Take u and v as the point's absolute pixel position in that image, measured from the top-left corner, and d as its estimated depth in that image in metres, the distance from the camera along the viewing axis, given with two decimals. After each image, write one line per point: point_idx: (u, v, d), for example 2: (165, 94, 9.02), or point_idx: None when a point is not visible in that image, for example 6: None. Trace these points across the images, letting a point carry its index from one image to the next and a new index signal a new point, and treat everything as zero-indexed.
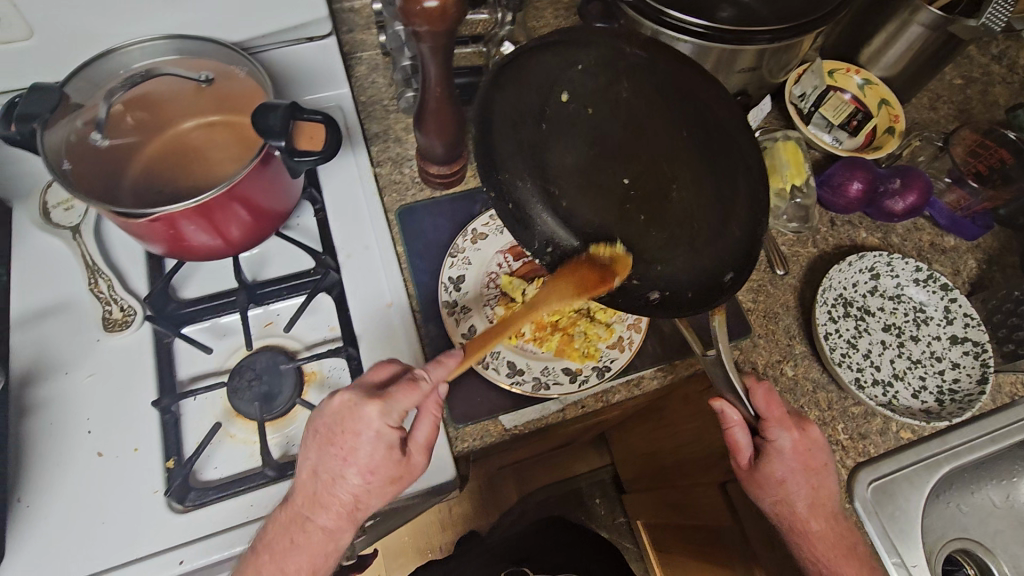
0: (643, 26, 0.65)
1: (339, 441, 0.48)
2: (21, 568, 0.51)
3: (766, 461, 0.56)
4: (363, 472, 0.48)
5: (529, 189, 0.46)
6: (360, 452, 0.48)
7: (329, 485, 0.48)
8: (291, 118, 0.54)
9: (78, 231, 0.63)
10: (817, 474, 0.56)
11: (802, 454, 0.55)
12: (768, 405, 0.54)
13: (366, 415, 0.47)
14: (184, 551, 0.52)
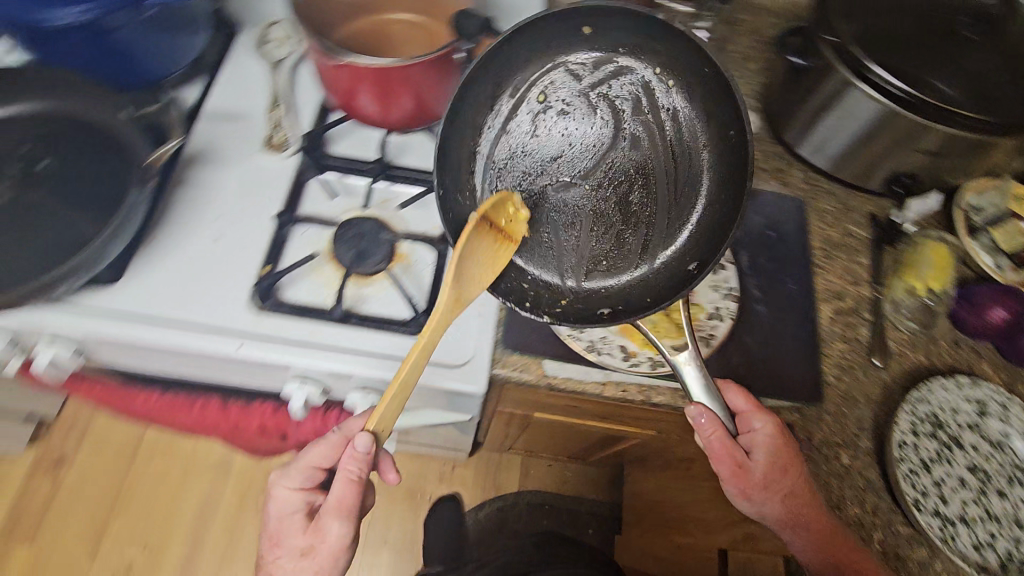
0: (836, 73, 0.64)
1: (274, 528, 0.63)
2: (129, 294, 0.60)
3: (751, 466, 0.56)
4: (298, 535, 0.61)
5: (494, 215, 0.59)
6: (277, 518, 0.63)
7: (289, 539, 0.61)
8: (480, 34, 0.60)
9: (279, 65, 0.73)
10: (795, 480, 0.57)
11: (777, 452, 0.57)
12: (741, 402, 0.58)
13: (280, 495, 0.63)
14: (246, 340, 0.59)
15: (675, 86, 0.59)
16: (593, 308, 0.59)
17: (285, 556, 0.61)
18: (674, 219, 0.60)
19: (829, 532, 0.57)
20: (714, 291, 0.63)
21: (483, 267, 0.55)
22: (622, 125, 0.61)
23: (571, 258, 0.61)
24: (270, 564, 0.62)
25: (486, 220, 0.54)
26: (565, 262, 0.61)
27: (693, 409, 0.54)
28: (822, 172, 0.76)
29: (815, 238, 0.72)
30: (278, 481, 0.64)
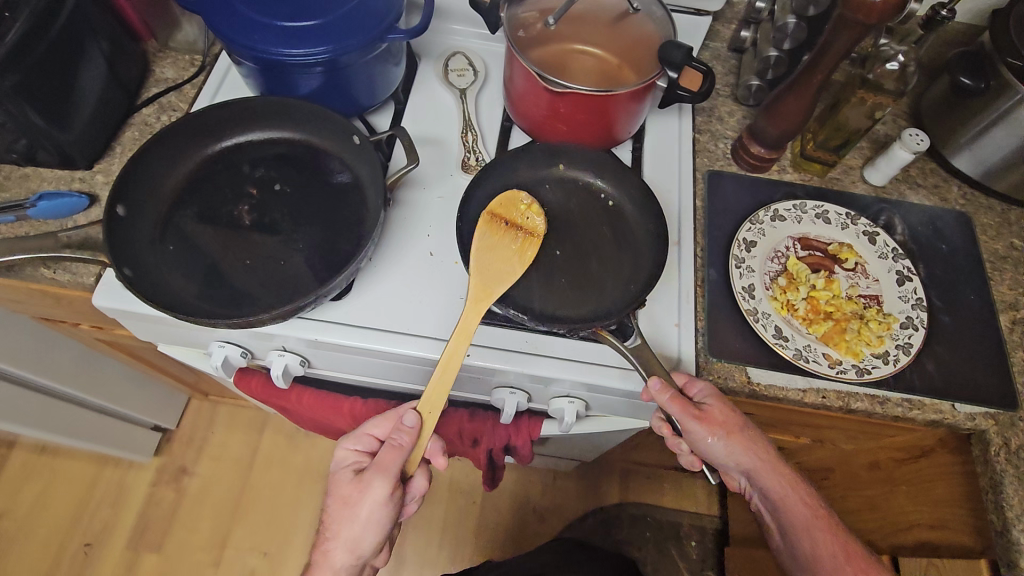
0: (1013, 91, 0.68)
1: (334, 479, 0.63)
2: (360, 305, 0.64)
3: (718, 432, 0.59)
4: (350, 491, 0.60)
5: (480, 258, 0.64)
6: (341, 472, 0.62)
7: (340, 501, 0.60)
8: (684, 63, 0.65)
9: (464, 94, 0.78)
10: (744, 426, 0.61)
11: (720, 402, 0.60)
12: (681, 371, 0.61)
13: (340, 457, 0.65)
14: (471, 348, 0.63)
15: (617, 199, 0.70)
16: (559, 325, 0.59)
17: (336, 510, 0.60)
18: (624, 270, 0.65)
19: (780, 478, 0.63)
20: (903, 301, 0.66)
21: (496, 269, 0.62)
22: (560, 313, 0.62)
23: (552, 302, 0.63)
24: (328, 512, 0.61)
25: (504, 221, 0.65)
26: (537, 303, 0.63)
27: (656, 381, 0.56)
28: (982, 187, 0.78)
29: (983, 251, 0.74)
30: (342, 443, 0.64)
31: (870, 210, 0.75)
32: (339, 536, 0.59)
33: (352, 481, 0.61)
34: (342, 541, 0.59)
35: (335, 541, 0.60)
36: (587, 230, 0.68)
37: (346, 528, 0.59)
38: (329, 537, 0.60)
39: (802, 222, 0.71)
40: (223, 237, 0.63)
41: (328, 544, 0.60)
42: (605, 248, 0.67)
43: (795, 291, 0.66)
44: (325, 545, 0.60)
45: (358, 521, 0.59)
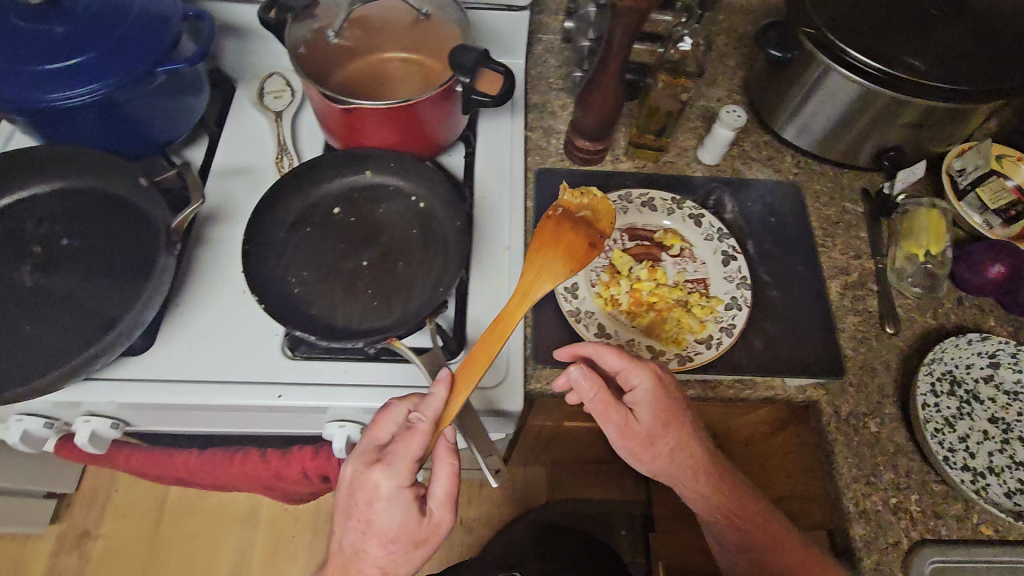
0: (815, 61, 0.68)
1: (365, 507, 0.53)
2: (166, 358, 0.61)
3: (631, 419, 0.60)
4: (392, 520, 0.53)
5: (286, 281, 0.63)
6: (380, 507, 0.52)
7: (365, 528, 0.54)
8: (477, 67, 0.62)
9: (280, 116, 0.75)
10: (672, 415, 0.59)
11: (660, 398, 0.58)
12: (618, 360, 0.56)
13: (372, 482, 0.52)
14: (284, 389, 0.60)
15: (427, 200, 0.69)
16: (356, 342, 0.58)
17: (372, 539, 0.54)
18: (432, 277, 0.65)
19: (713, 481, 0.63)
20: (728, 283, 0.66)
21: (561, 268, 0.61)
22: (365, 327, 0.61)
23: (356, 316, 0.62)
24: (350, 532, 0.55)
25: (561, 211, 0.64)
26: (340, 319, 0.61)
27: (452, 431, 0.55)
28: (812, 155, 0.79)
29: (814, 219, 0.75)
30: (374, 472, 0.52)
31: (702, 191, 0.75)
32: (372, 556, 0.54)
33: (368, 504, 0.53)
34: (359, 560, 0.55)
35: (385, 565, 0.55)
36: (397, 237, 0.67)
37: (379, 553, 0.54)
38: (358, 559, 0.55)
39: (628, 213, 0.70)
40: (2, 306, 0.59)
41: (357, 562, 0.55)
42: (423, 265, 0.65)
43: (618, 286, 0.65)
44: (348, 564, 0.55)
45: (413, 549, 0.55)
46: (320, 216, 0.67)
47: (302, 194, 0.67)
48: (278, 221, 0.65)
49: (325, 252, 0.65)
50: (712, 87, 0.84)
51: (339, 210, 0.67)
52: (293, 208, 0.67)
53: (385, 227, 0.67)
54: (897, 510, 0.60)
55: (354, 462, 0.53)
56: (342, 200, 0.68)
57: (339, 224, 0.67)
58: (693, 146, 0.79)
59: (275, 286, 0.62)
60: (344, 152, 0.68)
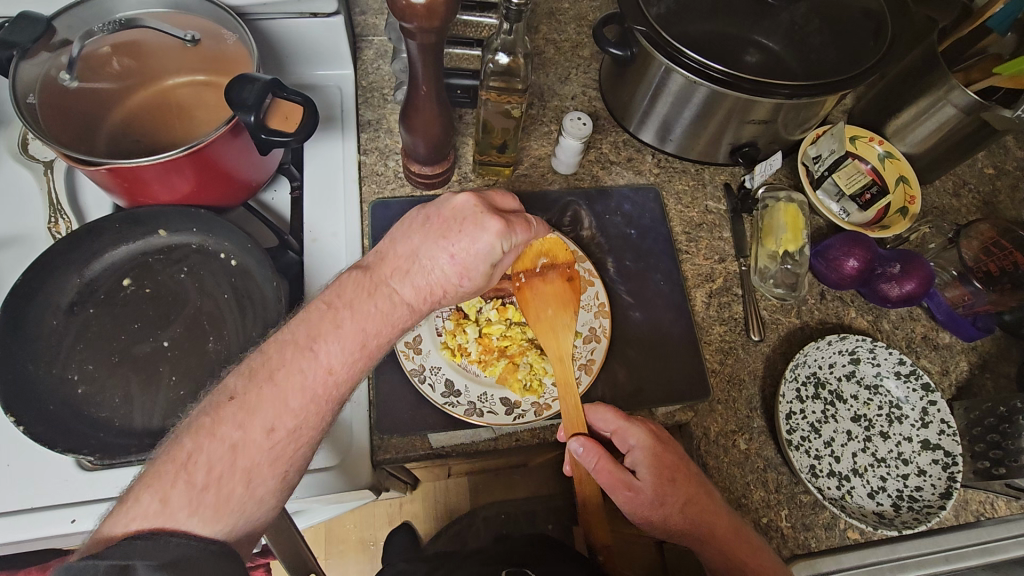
0: (654, 58, 0.62)
1: (430, 255, 0.47)
2: None
3: (638, 489, 0.53)
4: (457, 270, 0.47)
5: (65, 381, 0.52)
6: (471, 253, 0.46)
7: (424, 271, 0.47)
8: (262, 100, 0.52)
9: (52, 166, 0.62)
10: (685, 478, 0.54)
11: (661, 470, 0.53)
12: (610, 419, 0.54)
13: (486, 226, 0.46)
14: (78, 511, 0.50)
15: (238, 256, 0.58)
16: (148, 451, 0.49)
17: (323, 386, 0.43)
18: (247, 351, 0.55)
19: (732, 531, 0.52)
20: (584, 312, 0.61)
21: (560, 318, 0.58)
22: (168, 425, 0.52)
23: (156, 412, 0.52)
24: (355, 305, 0.45)
25: (524, 276, 0.59)
26: (136, 419, 0.52)
27: (577, 444, 0.52)
28: (672, 153, 0.75)
29: (675, 224, 0.72)
30: (489, 217, 0.47)
31: (556, 208, 0.69)
32: (331, 348, 0.44)
33: (363, 345, 0.45)
34: (311, 381, 0.43)
35: (237, 441, 0.41)
36: (204, 305, 0.57)
37: (343, 353, 0.44)
38: (349, 314, 0.45)
39: None
40: None
41: (247, 429, 0.41)
42: (237, 337, 0.56)
43: (464, 333, 0.58)
44: (350, 303, 0.45)
45: (331, 403, 0.44)
46: (106, 291, 0.57)
47: (79, 268, 0.56)
48: (50, 306, 0.55)
49: (114, 339, 0.55)
50: (566, 83, 0.78)
51: (129, 281, 0.57)
52: (70, 287, 0.56)
53: (189, 295, 0.57)
54: (769, 529, 0.59)
55: (463, 201, 0.48)
56: (135, 268, 0.58)
57: (129, 297, 0.57)
58: (548, 152, 0.73)
59: (50, 389, 0.51)
60: (123, 212, 0.57)
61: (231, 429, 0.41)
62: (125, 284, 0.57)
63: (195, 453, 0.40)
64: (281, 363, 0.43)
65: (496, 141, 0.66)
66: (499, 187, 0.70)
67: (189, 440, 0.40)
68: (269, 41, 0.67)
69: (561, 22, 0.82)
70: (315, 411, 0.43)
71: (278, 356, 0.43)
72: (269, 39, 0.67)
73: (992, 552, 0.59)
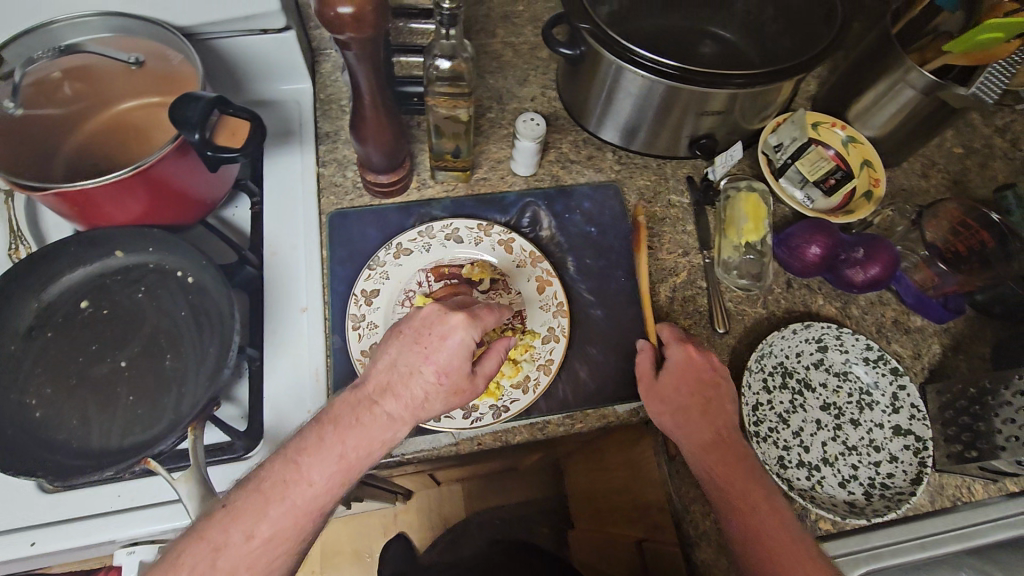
0: (605, 57, 0.62)
1: (410, 362, 0.47)
2: None
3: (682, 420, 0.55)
4: (438, 372, 0.47)
5: (21, 406, 0.52)
6: (445, 352, 0.47)
7: (405, 379, 0.47)
8: (206, 118, 0.53)
9: (10, 195, 0.63)
10: (724, 408, 0.56)
11: (706, 387, 0.56)
12: (676, 339, 0.60)
13: (452, 320, 0.48)
14: (39, 533, 0.50)
15: (194, 272, 0.59)
16: (102, 469, 0.49)
17: (302, 499, 0.43)
18: (206, 366, 0.55)
19: (751, 474, 0.52)
20: (544, 311, 0.61)
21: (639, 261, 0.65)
22: (125, 443, 0.52)
23: (115, 431, 0.52)
24: (340, 421, 0.45)
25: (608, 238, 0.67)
26: (95, 439, 0.52)
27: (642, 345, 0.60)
28: (632, 149, 0.75)
29: (638, 219, 0.72)
30: (453, 315, 0.48)
31: (515, 209, 0.69)
32: (315, 468, 0.44)
33: (343, 458, 0.44)
34: (297, 499, 0.43)
35: (219, 545, 0.41)
36: (161, 324, 0.57)
37: (327, 469, 0.44)
38: (335, 430, 0.45)
39: (430, 250, 0.64)
40: None
41: (227, 534, 0.42)
42: (195, 355, 0.56)
43: None
44: (337, 424, 0.45)
45: (313, 519, 0.44)
46: (66, 313, 0.57)
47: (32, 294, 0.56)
48: (8, 331, 0.55)
49: (70, 364, 0.55)
50: (525, 84, 0.78)
51: (87, 302, 0.58)
52: (26, 311, 0.56)
53: (146, 313, 0.58)
54: None
55: (430, 307, 0.50)
56: (96, 291, 0.58)
57: (83, 319, 0.57)
58: (508, 155, 0.73)
59: (9, 413, 0.52)
60: (76, 236, 0.58)
61: (216, 532, 0.42)
62: (84, 306, 0.57)
63: (178, 557, 0.41)
64: (268, 476, 0.43)
65: (449, 146, 0.67)
66: (458, 192, 0.71)
67: (180, 541, 0.42)
68: (222, 59, 0.68)
69: (518, 25, 0.82)
70: (296, 526, 0.43)
71: (268, 469, 0.44)
72: (223, 58, 0.68)
73: (968, 538, 0.59)
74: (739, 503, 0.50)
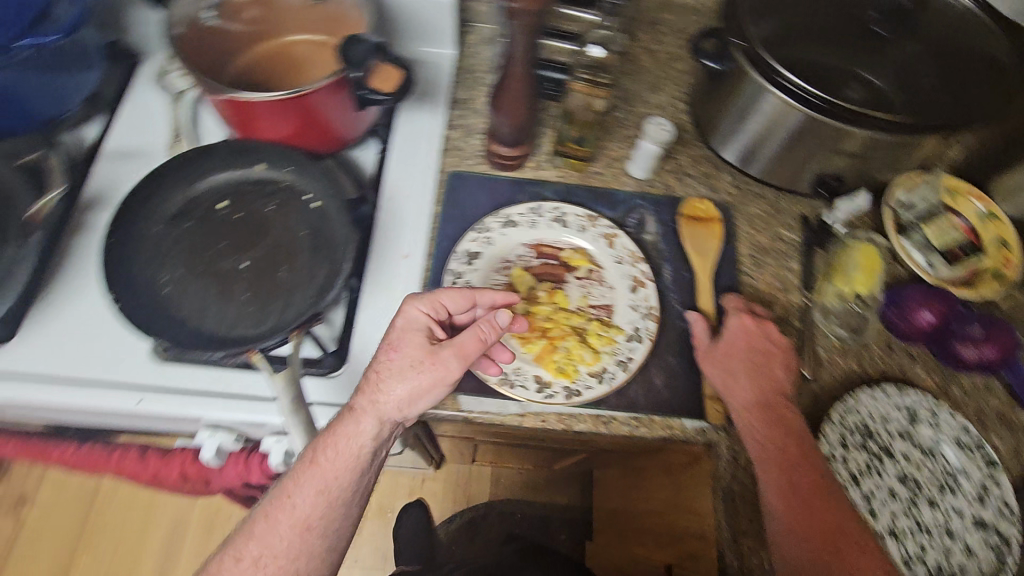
0: (750, 77, 0.62)
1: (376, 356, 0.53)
2: (23, 352, 0.57)
3: (736, 384, 0.57)
4: (395, 350, 0.52)
5: (152, 281, 0.58)
6: (398, 330, 0.53)
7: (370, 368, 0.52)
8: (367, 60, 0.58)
9: (180, 98, 0.70)
10: (774, 369, 0.58)
11: (756, 348, 0.59)
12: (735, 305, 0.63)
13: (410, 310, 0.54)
14: (145, 394, 0.56)
15: (321, 199, 0.64)
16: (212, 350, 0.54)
17: (298, 513, 0.49)
18: (314, 284, 0.60)
19: (796, 428, 0.55)
20: (633, 311, 0.62)
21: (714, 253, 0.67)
22: (232, 335, 0.57)
23: (226, 321, 0.57)
24: (320, 439, 0.51)
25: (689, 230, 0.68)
26: (208, 324, 0.57)
27: (693, 314, 0.62)
28: (752, 175, 0.74)
29: (743, 245, 0.71)
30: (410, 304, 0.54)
31: (623, 208, 0.70)
32: (302, 490, 0.49)
33: (318, 464, 0.49)
34: (294, 525, 0.48)
35: (238, 555, 0.48)
36: (283, 238, 0.62)
37: (311, 487, 0.49)
38: (313, 449, 0.50)
39: (535, 228, 0.65)
40: None
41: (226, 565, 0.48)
42: (307, 273, 0.61)
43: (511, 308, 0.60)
44: (314, 447, 0.50)
45: (315, 533, 0.49)
46: (206, 208, 0.63)
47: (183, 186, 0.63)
48: (157, 213, 0.61)
49: (200, 254, 0.61)
50: (656, 92, 0.79)
51: (225, 203, 0.63)
52: (174, 199, 0.62)
53: (272, 225, 0.63)
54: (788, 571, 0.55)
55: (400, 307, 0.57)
56: (234, 195, 0.64)
57: (219, 217, 0.63)
58: (626, 155, 0.74)
59: (142, 284, 0.58)
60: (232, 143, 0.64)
61: None
62: (221, 207, 0.63)
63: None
64: (269, 504, 0.50)
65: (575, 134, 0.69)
66: (571, 180, 0.72)
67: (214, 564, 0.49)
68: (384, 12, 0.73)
69: (662, 34, 0.83)
70: (300, 540, 0.48)
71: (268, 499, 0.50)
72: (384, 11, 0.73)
73: None
74: (785, 453, 0.53)
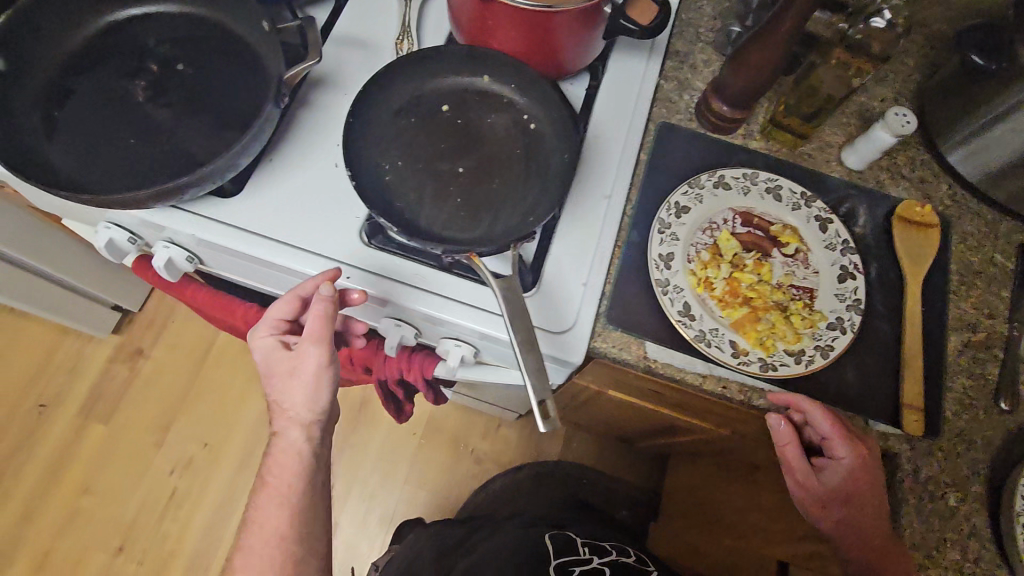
0: None
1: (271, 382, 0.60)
2: (246, 209, 0.61)
3: (824, 479, 0.56)
4: (278, 378, 0.59)
5: (376, 167, 0.60)
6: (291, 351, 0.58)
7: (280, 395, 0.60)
8: None
9: None
10: (871, 480, 0.54)
11: (853, 475, 0.54)
12: (825, 427, 0.54)
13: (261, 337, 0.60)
14: (353, 272, 0.60)
15: (539, 121, 0.64)
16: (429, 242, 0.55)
17: (275, 496, 0.59)
18: (525, 203, 0.60)
19: (887, 541, 0.54)
20: (838, 299, 0.59)
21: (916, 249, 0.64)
22: (444, 234, 0.58)
23: (439, 220, 0.59)
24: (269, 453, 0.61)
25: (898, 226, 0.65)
26: (423, 219, 0.59)
27: (773, 418, 0.55)
28: (974, 190, 0.69)
29: (952, 259, 0.66)
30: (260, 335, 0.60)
31: (833, 195, 0.67)
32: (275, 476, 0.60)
33: (283, 475, 0.60)
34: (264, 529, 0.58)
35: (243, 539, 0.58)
36: (498, 152, 0.62)
37: (281, 469, 0.60)
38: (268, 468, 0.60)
39: (749, 195, 0.63)
40: (126, 109, 0.59)
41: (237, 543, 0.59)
42: (519, 191, 0.61)
43: (717, 269, 0.59)
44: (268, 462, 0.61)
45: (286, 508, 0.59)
46: (429, 108, 0.64)
47: (413, 82, 0.64)
48: (386, 103, 0.63)
49: (420, 151, 0.62)
50: (881, 82, 0.74)
51: (448, 107, 0.64)
52: (402, 94, 0.64)
53: (488, 137, 0.63)
54: None
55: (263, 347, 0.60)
56: (456, 101, 0.64)
57: (440, 119, 0.63)
58: (841, 142, 0.70)
59: (367, 169, 0.60)
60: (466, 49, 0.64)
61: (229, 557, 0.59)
62: (444, 110, 0.64)
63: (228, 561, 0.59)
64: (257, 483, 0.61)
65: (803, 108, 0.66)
66: (782, 156, 0.69)
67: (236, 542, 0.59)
68: None
69: None
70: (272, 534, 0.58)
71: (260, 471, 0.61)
72: None
73: None
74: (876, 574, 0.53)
